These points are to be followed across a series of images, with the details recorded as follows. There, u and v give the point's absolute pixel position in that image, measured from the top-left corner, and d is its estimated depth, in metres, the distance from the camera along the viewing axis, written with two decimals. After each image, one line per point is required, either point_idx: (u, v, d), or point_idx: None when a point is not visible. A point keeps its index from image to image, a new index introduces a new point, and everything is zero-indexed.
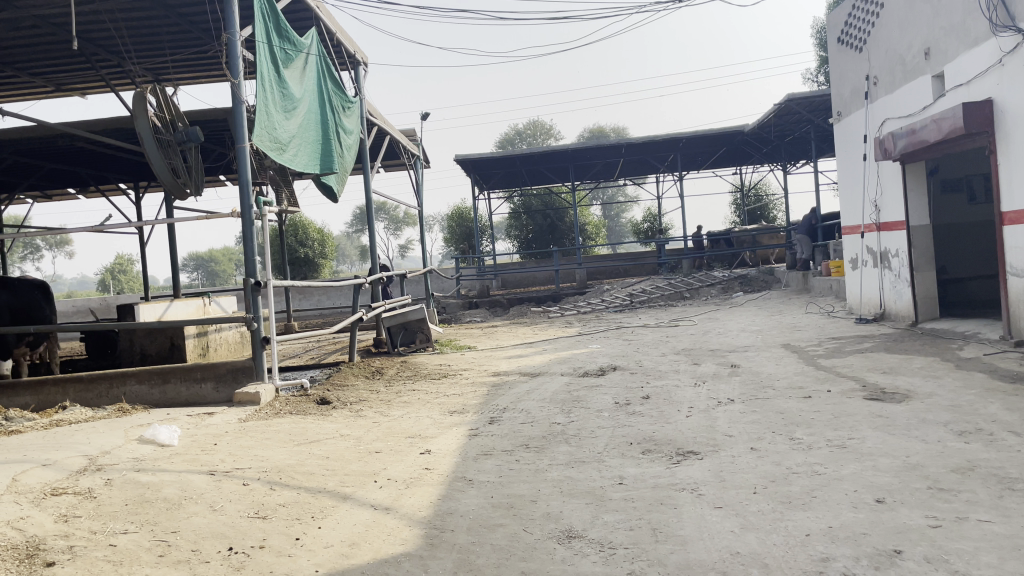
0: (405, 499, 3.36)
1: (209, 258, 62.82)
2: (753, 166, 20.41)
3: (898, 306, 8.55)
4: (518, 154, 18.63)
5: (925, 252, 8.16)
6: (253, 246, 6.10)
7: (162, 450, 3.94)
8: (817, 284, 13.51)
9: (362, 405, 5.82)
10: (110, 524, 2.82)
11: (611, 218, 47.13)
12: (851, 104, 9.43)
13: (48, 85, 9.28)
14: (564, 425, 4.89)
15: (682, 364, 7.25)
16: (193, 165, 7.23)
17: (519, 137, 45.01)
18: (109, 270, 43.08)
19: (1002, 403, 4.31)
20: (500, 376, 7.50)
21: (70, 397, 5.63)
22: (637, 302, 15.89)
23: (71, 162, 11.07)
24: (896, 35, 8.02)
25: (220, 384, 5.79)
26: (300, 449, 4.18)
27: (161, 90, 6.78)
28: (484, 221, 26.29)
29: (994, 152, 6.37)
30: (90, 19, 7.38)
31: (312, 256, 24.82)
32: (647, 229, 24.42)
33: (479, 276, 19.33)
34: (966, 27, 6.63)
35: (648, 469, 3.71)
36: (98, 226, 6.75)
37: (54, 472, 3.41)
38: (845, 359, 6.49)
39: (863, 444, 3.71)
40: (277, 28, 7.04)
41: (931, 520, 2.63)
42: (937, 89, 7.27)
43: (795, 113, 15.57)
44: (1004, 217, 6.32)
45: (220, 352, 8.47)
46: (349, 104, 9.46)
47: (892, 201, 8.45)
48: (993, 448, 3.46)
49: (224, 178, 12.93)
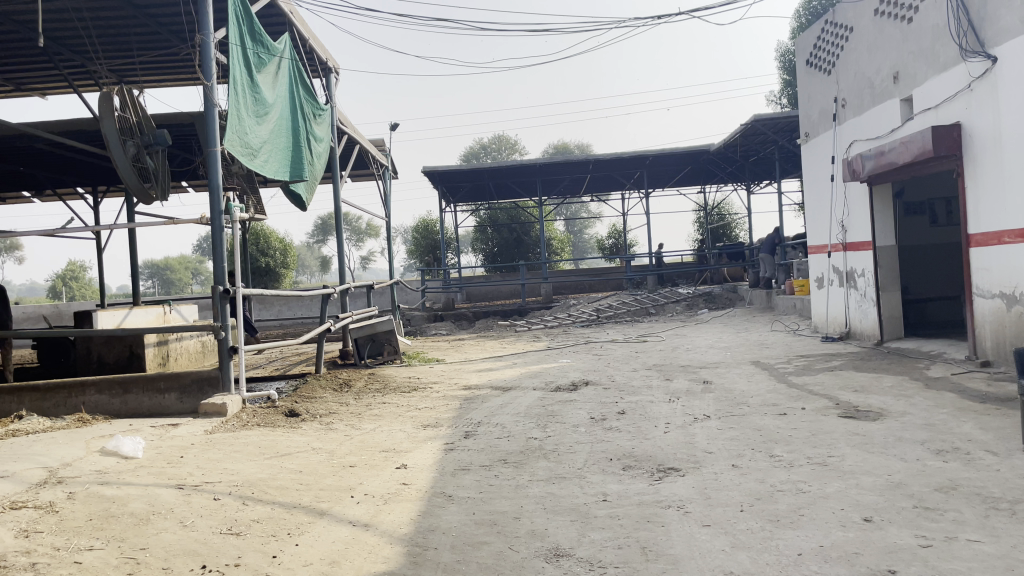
0: (384, 516, 3.25)
1: (165, 266, 61.16)
2: (717, 185, 20.79)
3: (863, 325, 8.75)
4: (488, 167, 18.63)
5: (891, 272, 8.36)
6: (223, 253, 5.91)
7: (125, 463, 3.74)
8: (780, 302, 13.77)
9: (332, 417, 5.67)
10: (75, 539, 2.65)
11: (575, 234, 47.73)
12: (819, 125, 9.68)
13: (7, 84, 8.92)
14: (541, 441, 4.82)
15: (654, 380, 7.26)
16: (161, 168, 7.02)
17: (485, 151, 45.32)
18: (60, 276, 41.69)
19: (974, 423, 4.40)
20: (472, 389, 7.39)
21: (25, 407, 5.35)
22: (604, 316, 15.95)
23: (26, 165, 10.64)
24: (865, 59, 8.27)
25: (184, 394, 5.57)
26: (271, 462, 4.03)
27: (128, 90, 6.49)
28: (450, 233, 26.16)
29: (961, 175, 6.58)
30: (54, 17, 7.12)
31: (273, 265, 24.37)
32: (611, 245, 24.67)
33: (445, 289, 19.23)
34: (935, 52, 6.87)
35: (631, 485, 3.67)
36: (58, 229, 6.47)
37: (12, 484, 3.21)
38: (815, 376, 6.58)
39: (844, 462, 3.74)
40: (250, 32, 6.89)
41: (921, 540, 2.65)
42: (905, 112, 7.50)
43: (760, 134, 15.90)
44: (970, 239, 6.53)
45: (181, 362, 8.23)
46: (320, 111, 9.32)
47: (859, 222, 8.67)
48: (972, 467, 3.52)
49: (187, 184, 12.60)
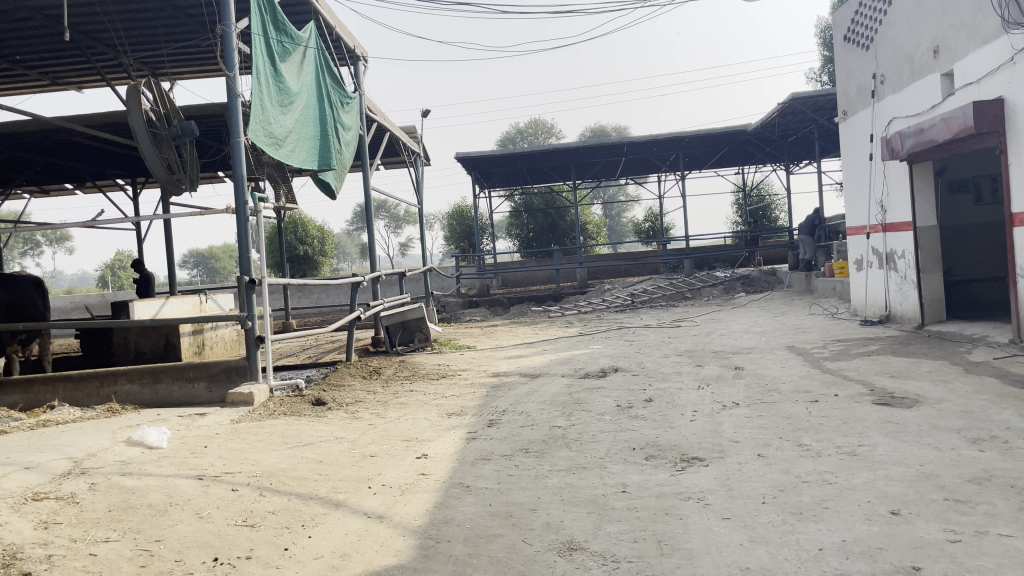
0: (400, 507, 3.24)
1: (210, 256, 62.69)
2: (755, 166, 20.32)
3: (904, 309, 8.44)
4: (521, 152, 18.50)
5: (932, 253, 8.03)
6: (248, 244, 5.95)
7: (149, 452, 3.81)
8: (819, 285, 13.41)
9: (358, 406, 5.70)
10: (92, 531, 2.69)
11: (612, 218, 47.46)
12: (857, 103, 9.32)
13: (43, 78, 9.15)
14: (564, 429, 4.76)
15: (685, 366, 7.12)
16: (188, 159, 7.14)
17: (521, 135, 45.10)
18: (109, 266, 43.14)
19: (1015, 409, 4.19)
20: (500, 377, 7.38)
21: (59, 397, 5.52)
22: (638, 301, 15.75)
23: (65, 157, 10.93)
24: (903, 33, 7.90)
25: (213, 383, 5.66)
26: (293, 452, 4.06)
27: (157, 85, 6.62)
28: (484, 219, 26.11)
29: (1005, 152, 6.25)
30: (83, 11, 7.27)
31: (312, 253, 24.72)
32: (648, 228, 24.36)
33: (479, 275, 19.25)
34: (977, 24, 6.52)
35: (652, 476, 3.59)
36: (93, 221, 6.63)
37: (38, 475, 3.30)
38: (850, 362, 6.35)
39: (875, 451, 3.59)
40: (274, 22, 6.92)
41: (949, 534, 2.54)
42: (946, 88, 7.15)
43: (798, 113, 15.44)
44: (1014, 218, 6.22)
45: (216, 351, 8.41)
46: (348, 99, 9.34)
47: (900, 202, 8.33)
48: (1009, 457, 3.35)
49: (222, 175, 12.80)
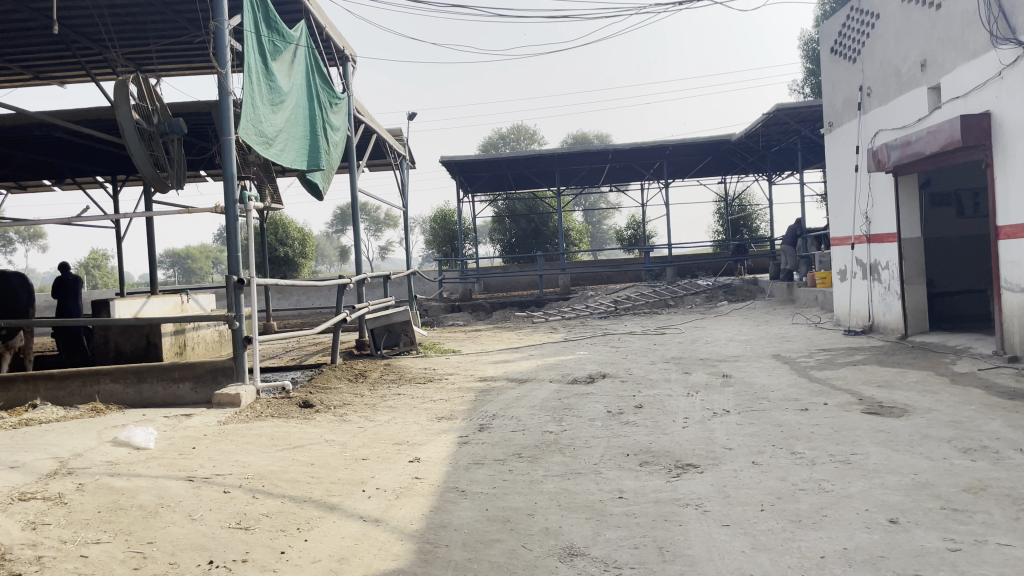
0: (396, 511, 3.20)
1: (187, 256, 61.78)
2: (738, 176, 20.52)
3: (887, 319, 8.55)
4: (505, 157, 18.51)
5: (916, 265, 8.15)
6: (237, 243, 5.86)
7: (136, 453, 3.73)
8: (801, 294, 13.56)
9: (346, 409, 5.63)
10: (82, 532, 2.62)
11: (593, 224, 47.78)
12: (843, 114, 9.45)
13: (26, 72, 8.98)
14: (556, 435, 4.73)
15: (672, 373, 7.14)
16: (174, 156, 7.04)
17: (503, 141, 45.15)
18: (83, 265, 42.32)
19: (1002, 420, 4.25)
20: (487, 381, 7.32)
21: (40, 396, 5.38)
22: (622, 308, 15.79)
23: (46, 153, 10.74)
24: (891, 47, 8.04)
25: (198, 384, 5.56)
26: (284, 454, 3.99)
27: (144, 80, 6.47)
28: (468, 224, 26.08)
29: (991, 166, 6.37)
30: (71, 4, 7.15)
31: (292, 255, 24.45)
32: (631, 236, 24.48)
33: (462, 279, 19.18)
34: (965, 39, 6.64)
35: (648, 482, 3.58)
36: (75, 218, 6.48)
37: (23, 475, 3.21)
38: (837, 371, 6.40)
39: (869, 460, 3.62)
40: (266, 19, 6.85)
41: (949, 543, 2.56)
42: (933, 101, 7.28)
43: (781, 124, 15.62)
44: (999, 231, 6.33)
45: (197, 351, 8.28)
46: (336, 100, 9.27)
47: (885, 214, 8.44)
48: (1001, 466, 3.39)
49: (206, 173, 12.64)
